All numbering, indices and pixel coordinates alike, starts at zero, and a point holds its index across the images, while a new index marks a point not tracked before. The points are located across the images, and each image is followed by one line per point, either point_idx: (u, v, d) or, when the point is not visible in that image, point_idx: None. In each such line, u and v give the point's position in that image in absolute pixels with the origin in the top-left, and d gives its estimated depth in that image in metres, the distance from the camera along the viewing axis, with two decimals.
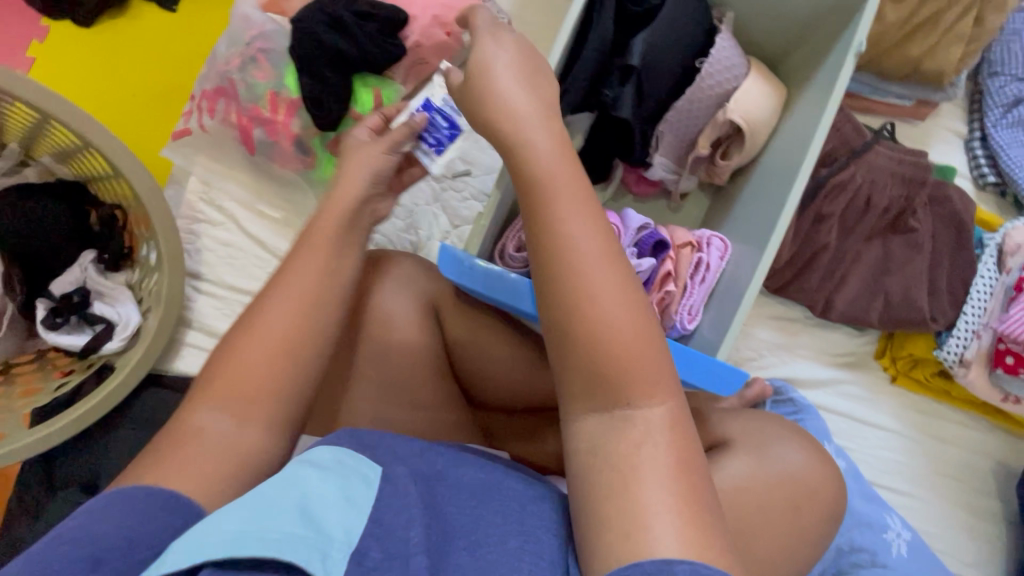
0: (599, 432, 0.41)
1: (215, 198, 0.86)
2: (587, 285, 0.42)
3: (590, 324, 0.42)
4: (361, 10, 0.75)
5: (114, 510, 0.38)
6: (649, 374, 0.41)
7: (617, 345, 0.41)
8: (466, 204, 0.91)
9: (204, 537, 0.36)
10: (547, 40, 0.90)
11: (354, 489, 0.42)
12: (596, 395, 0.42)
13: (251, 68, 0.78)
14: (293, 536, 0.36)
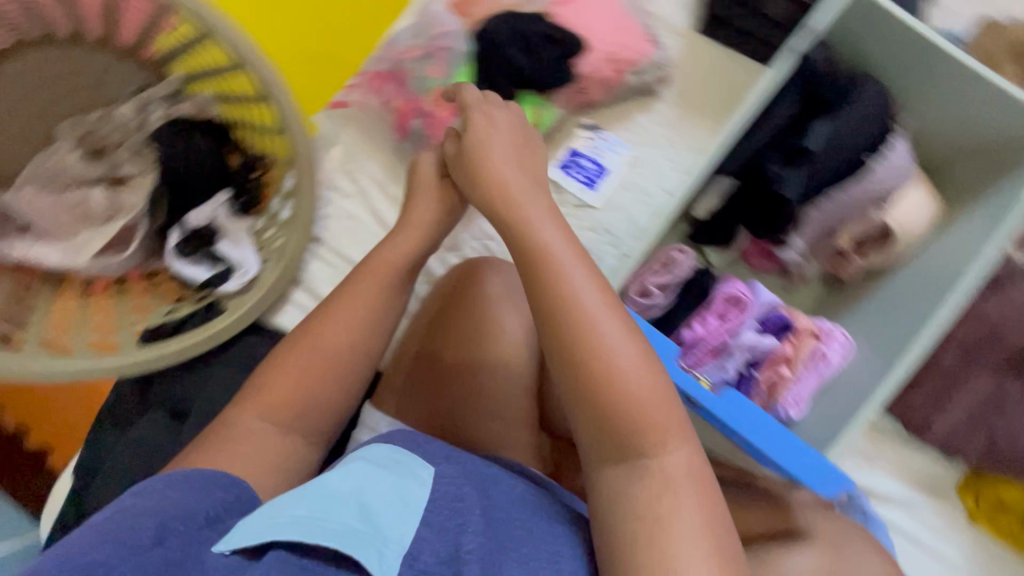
0: (623, 482, 0.51)
1: (352, 171, 0.90)
2: (602, 363, 0.52)
3: (608, 395, 0.51)
4: (549, 31, 0.76)
5: (179, 489, 0.52)
6: (663, 425, 0.51)
7: (646, 416, 0.51)
8: (584, 233, 0.92)
9: (276, 520, 0.48)
10: (698, 97, 0.93)
11: (408, 496, 0.53)
12: (620, 452, 0.52)
13: (427, 62, 0.81)
14: (353, 530, 0.47)
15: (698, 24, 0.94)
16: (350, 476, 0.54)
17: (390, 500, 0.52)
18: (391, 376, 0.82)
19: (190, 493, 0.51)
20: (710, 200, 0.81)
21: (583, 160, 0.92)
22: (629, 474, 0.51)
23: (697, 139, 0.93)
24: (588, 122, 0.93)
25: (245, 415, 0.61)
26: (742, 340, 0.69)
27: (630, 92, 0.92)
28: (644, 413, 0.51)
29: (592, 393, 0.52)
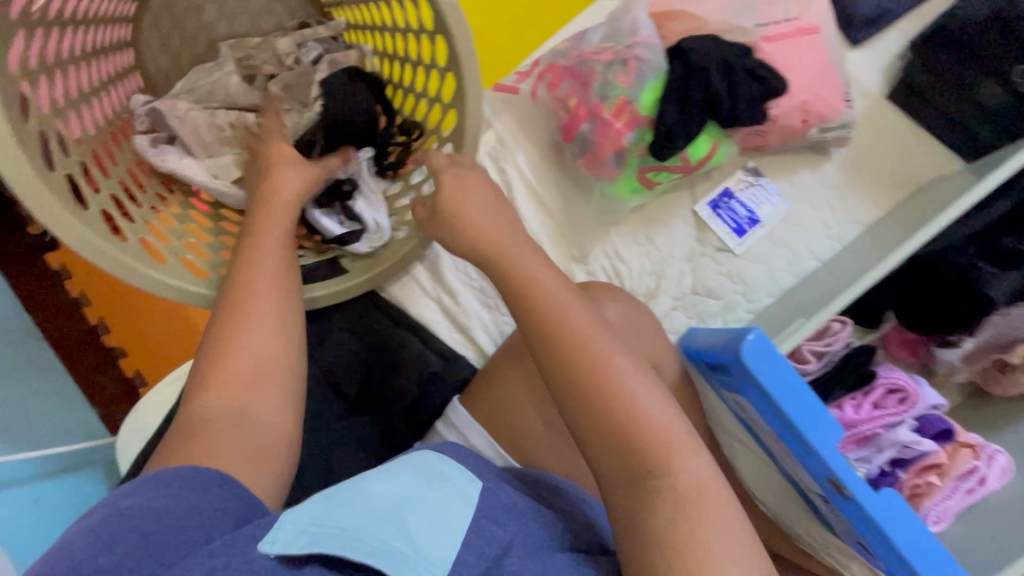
0: (636, 505, 0.48)
1: (501, 158, 0.88)
2: (601, 386, 0.51)
3: (611, 419, 0.50)
4: (755, 67, 0.73)
5: (189, 490, 0.46)
6: (673, 440, 0.50)
7: (656, 434, 0.50)
8: (719, 278, 0.88)
9: (311, 526, 0.45)
10: (876, 166, 0.88)
11: (447, 516, 0.50)
12: (629, 476, 0.49)
13: (616, 69, 0.77)
14: (391, 550, 0.44)
15: (890, 90, 0.89)
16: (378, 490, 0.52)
17: (427, 518, 0.49)
18: (485, 377, 0.75)
19: (201, 495, 0.46)
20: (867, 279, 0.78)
21: (735, 204, 0.88)
22: (643, 499, 0.48)
23: (860, 209, 0.88)
24: (750, 166, 0.88)
25: (206, 406, 0.55)
26: (899, 437, 0.64)
27: (802, 146, 0.87)
28: (660, 436, 0.50)
29: (592, 414, 0.51)
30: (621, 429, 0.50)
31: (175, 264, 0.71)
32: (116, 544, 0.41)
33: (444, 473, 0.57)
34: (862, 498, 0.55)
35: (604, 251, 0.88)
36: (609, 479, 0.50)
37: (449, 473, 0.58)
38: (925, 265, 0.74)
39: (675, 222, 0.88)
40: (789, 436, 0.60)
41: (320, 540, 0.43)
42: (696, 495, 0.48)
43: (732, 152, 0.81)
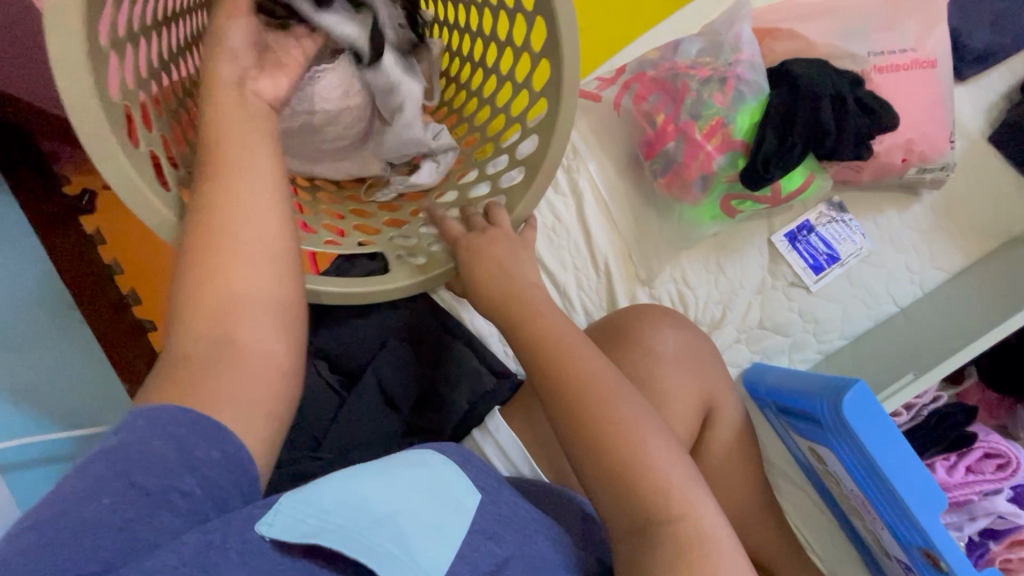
0: (652, 553, 0.49)
1: (573, 169, 0.84)
2: (622, 431, 0.52)
3: (631, 467, 0.51)
4: (865, 102, 0.69)
5: (157, 433, 0.37)
6: (682, 488, 0.51)
7: (661, 480, 0.51)
8: (789, 316, 0.83)
9: (312, 518, 0.40)
10: (966, 213, 0.83)
11: (444, 518, 0.47)
12: (641, 518, 0.50)
13: (713, 87, 0.73)
14: (385, 552, 0.40)
15: (990, 131, 0.83)
16: (381, 481, 0.47)
17: (423, 524, 0.45)
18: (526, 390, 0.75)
19: (181, 439, 0.37)
20: (935, 331, 0.77)
21: (815, 238, 0.83)
22: (648, 540, 0.49)
23: (944, 256, 0.83)
24: (836, 200, 0.83)
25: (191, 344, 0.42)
26: (997, 506, 0.60)
27: (893, 184, 0.82)
28: (668, 486, 0.51)
29: (601, 457, 0.52)
30: (627, 475, 0.51)
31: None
32: (86, 515, 0.34)
33: (443, 480, 0.51)
34: (960, 569, 0.53)
35: (672, 275, 0.83)
36: (615, 518, 0.51)
37: (445, 477, 0.52)
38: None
39: (749, 252, 0.83)
40: (883, 499, 0.57)
41: (314, 530, 0.39)
42: (698, 540, 0.49)
43: (826, 186, 0.77)
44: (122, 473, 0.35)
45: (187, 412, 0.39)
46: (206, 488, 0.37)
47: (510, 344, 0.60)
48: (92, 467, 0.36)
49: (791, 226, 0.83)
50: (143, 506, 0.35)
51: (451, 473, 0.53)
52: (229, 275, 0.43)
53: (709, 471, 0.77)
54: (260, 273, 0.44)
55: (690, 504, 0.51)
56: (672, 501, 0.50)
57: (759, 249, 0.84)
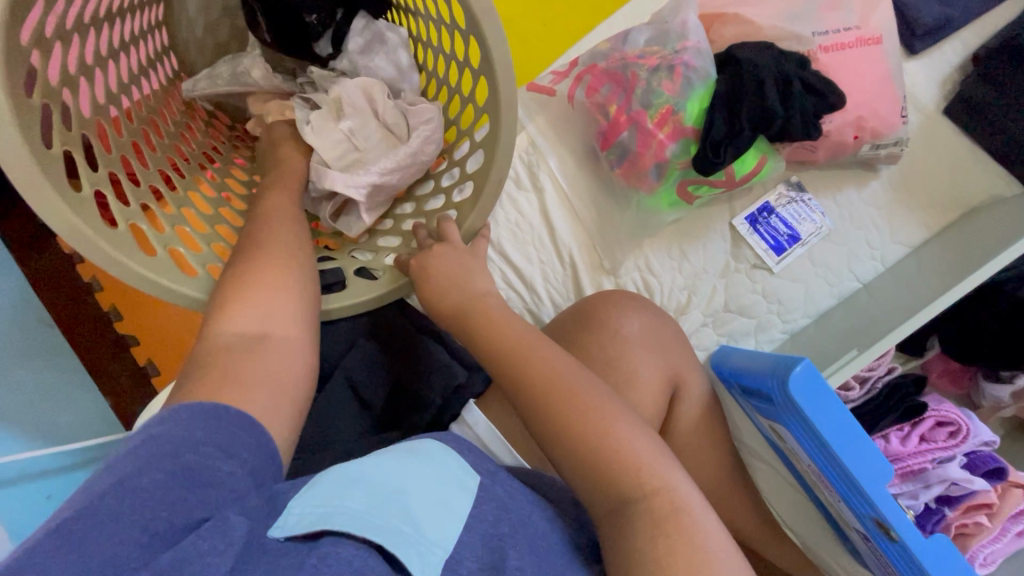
0: (629, 536, 0.50)
1: (534, 163, 0.84)
2: (582, 419, 0.53)
3: (593, 450, 0.52)
4: (811, 82, 0.69)
5: (197, 419, 0.41)
6: (645, 467, 0.52)
7: (628, 460, 0.52)
8: (753, 296, 0.84)
9: (327, 507, 0.42)
10: (926, 186, 0.84)
11: (450, 496, 0.49)
12: (610, 497, 0.52)
13: (662, 76, 0.73)
14: (397, 532, 0.42)
15: (945, 103, 0.84)
16: (392, 465, 0.50)
17: (433, 504, 0.47)
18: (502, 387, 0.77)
19: (210, 430, 0.41)
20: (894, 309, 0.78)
21: (776, 219, 0.84)
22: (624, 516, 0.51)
23: (906, 230, 0.84)
24: (793, 179, 0.84)
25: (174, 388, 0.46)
26: (949, 473, 0.61)
27: (850, 160, 0.83)
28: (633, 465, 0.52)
29: (566, 437, 0.53)
30: (592, 461, 0.52)
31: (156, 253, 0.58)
32: (141, 485, 0.37)
33: (441, 465, 0.52)
34: (908, 537, 0.56)
35: (636, 263, 0.84)
36: (590, 497, 0.53)
37: (444, 461, 0.53)
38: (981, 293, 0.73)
39: (711, 236, 0.84)
40: (834, 471, 0.60)
41: (328, 516, 0.41)
42: (671, 512, 0.50)
43: (779, 167, 0.78)
44: (169, 451, 0.39)
45: (228, 407, 0.43)
46: (245, 469, 0.41)
47: (474, 341, 0.61)
48: (143, 449, 0.39)
49: (752, 207, 0.84)
50: (189, 479, 0.38)
51: (440, 454, 0.55)
52: (260, 290, 0.53)
53: (687, 454, 0.79)
54: (284, 291, 0.55)
55: (661, 479, 0.52)
56: (642, 480, 0.51)
57: (721, 234, 0.85)
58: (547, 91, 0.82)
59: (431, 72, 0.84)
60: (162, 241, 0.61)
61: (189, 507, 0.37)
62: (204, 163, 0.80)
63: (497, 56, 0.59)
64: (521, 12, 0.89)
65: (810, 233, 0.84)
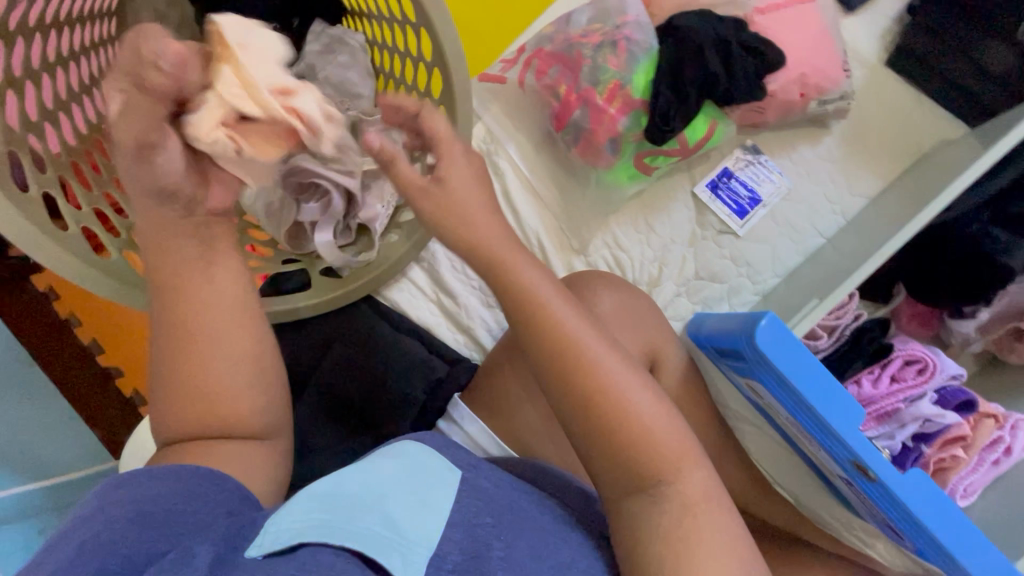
0: (645, 516, 0.48)
1: (492, 151, 0.84)
2: (624, 423, 0.48)
3: (633, 452, 0.48)
4: (750, 44, 0.71)
5: (154, 479, 0.44)
6: (677, 460, 0.49)
7: (663, 455, 0.49)
8: (722, 262, 0.85)
9: (296, 522, 0.43)
10: (878, 136, 0.85)
11: (430, 494, 0.49)
12: (638, 487, 0.49)
13: (607, 52, 0.75)
14: (374, 534, 0.43)
15: (887, 55, 0.86)
16: (366, 477, 0.51)
17: (410, 505, 0.48)
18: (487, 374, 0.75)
19: (166, 484, 0.44)
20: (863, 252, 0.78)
21: (735, 183, 0.85)
22: (632, 482, 0.49)
23: (864, 182, 0.85)
24: (749, 143, 0.86)
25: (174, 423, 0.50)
26: (921, 410, 0.62)
27: (801, 119, 0.85)
28: (637, 425, 0.49)
29: (592, 410, 0.48)
30: (629, 459, 0.49)
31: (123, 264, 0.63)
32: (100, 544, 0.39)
33: (422, 466, 0.54)
34: (886, 478, 0.56)
35: (604, 241, 0.85)
36: (594, 461, 0.50)
37: (424, 461, 0.54)
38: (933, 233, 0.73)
39: (675, 206, 0.85)
40: (810, 421, 0.60)
41: (301, 529, 0.42)
42: (668, 471, 0.49)
43: (731, 131, 0.79)
44: (125, 510, 0.41)
45: (184, 466, 0.46)
46: (208, 509, 0.44)
47: None
48: (103, 512, 0.42)
49: (712, 172, 0.86)
50: (149, 525, 0.41)
51: (416, 455, 0.55)
52: (211, 380, 0.50)
53: None
54: (236, 364, 0.52)
55: (676, 446, 0.49)
56: (653, 447, 0.49)
57: (686, 204, 0.86)
58: (496, 79, 0.83)
59: (387, 73, 0.85)
60: (117, 246, 0.66)
61: (157, 548, 0.40)
62: None
63: (436, 44, 0.60)
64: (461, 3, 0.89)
65: (769, 195, 0.85)
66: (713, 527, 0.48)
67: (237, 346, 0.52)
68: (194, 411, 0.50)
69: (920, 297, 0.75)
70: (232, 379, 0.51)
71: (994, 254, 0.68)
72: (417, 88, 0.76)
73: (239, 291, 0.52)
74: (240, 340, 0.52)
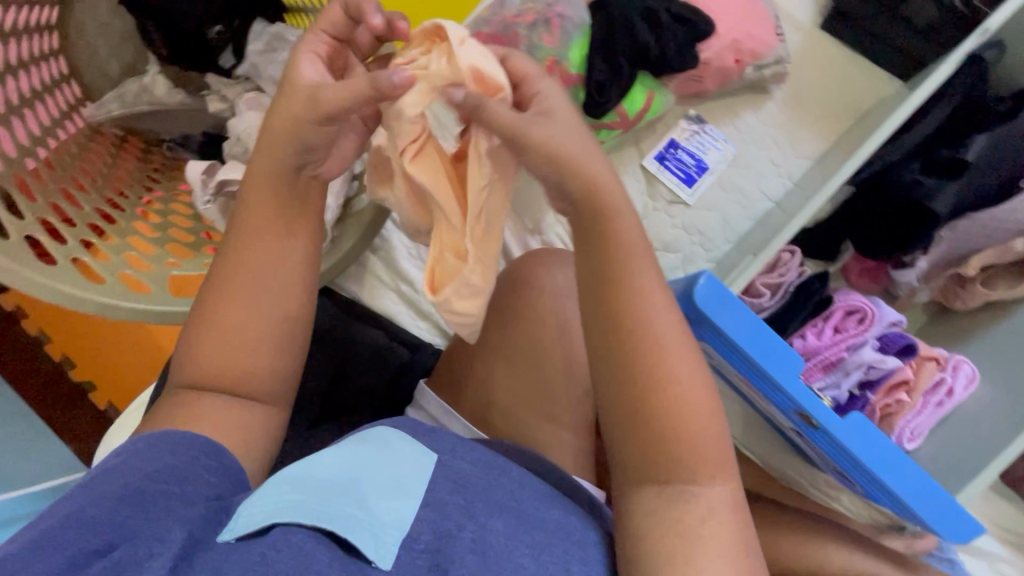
0: (657, 505, 0.46)
1: None
2: (672, 404, 0.46)
3: (673, 435, 0.46)
4: (678, 12, 0.75)
5: (149, 450, 0.45)
6: (710, 453, 0.46)
7: (699, 443, 0.46)
8: (675, 232, 0.86)
9: (271, 504, 0.43)
10: (818, 98, 0.87)
11: (407, 477, 0.49)
12: (660, 469, 0.46)
13: (541, 30, 0.75)
14: (348, 516, 0.43)
15: (821, 18, 0.88)
16: (344, 454, 0.51)
17: (385, 486, 0.48)
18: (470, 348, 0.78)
19: (158, 458, 0.44)
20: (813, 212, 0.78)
21: (682, 154, 0.86)
22: (647, 463, 0.46)
23: (808, 144, 0.86)
24: (692, 113, 0.87)
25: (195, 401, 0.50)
26: (863, 357, 0.64)
27: (741, 86, 0.86)
28: (673, 396, 0.46)
29: (644, 385, 0.46)
30: (665, 445, 0.46)
31: (68, 268, 0.64)
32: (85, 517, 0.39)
33: (397, 449, 0.53)
34: (828, 425, 0.57)
35: (557, 219, 0.86)
36: (622, 433, 0.47)
37: (401, 446, 0.54)
38: (867, 185, 0.74)
39: (625, 180, 0.87)
40: (756, 376, 0.61)
41: (279, 510, 0.42)
42: (690, 454, 0.46)
43: (670, 101, 0.81)
44: (114, 484, 0.42)
45: (185, 433, 0.47)
46: (197, 491, 0.44)
47: None
48: (96, 484, 0.42)
49: (659, 144, 0.87)
50: (136, 498, 0.41)
51: (382, 440, 0.55)
52: (239, 357, 0.50)
53: None
54: (262, 352, 0.51)
55: (710, 434, 0.47)
56: (679, 424, 0.46)
57: (636, 177, 0.87)
58: None
59: None
60: (65, 253, 0.66)
61: (144, 518, 0.41)
62: (145, 195, 0.85)
63: None
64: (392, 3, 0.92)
65: (716, 162, 0.86)
66: (713, 509, 0.45)
67: (271, 333, 0.51)
68: (212, 377, 0.50)
69: (868, 251, 0.76)
70: (258, 366, 0.51)
71: (919, 200, 0.69)
72: None
73: (271, 286, 0.51)
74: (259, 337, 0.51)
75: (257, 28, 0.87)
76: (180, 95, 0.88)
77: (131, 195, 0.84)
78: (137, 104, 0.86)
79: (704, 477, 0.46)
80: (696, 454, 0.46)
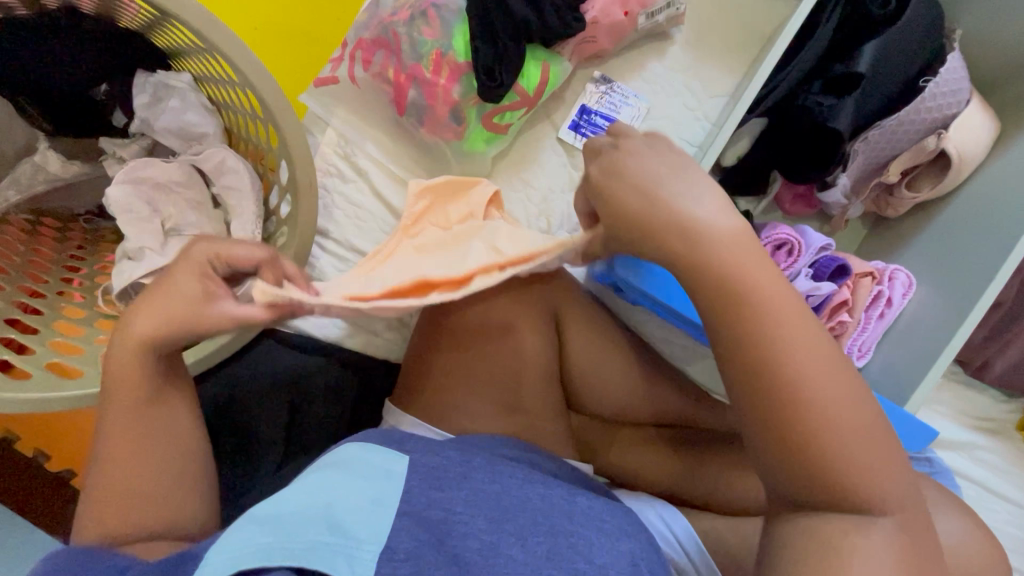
0: (817, 527, 0.36)
1: (350, 153, 0.85)
2: (821, 417, 0.37)
3: (831, 458, 0.36)
4: None
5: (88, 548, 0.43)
6: (878, 470, 0.37)
7: (863, 458, 0.36)
8: None
9: (231, 549, 0.39)
10: (720, 30, 0.85)
11: (382, 493, 0.46)
12: (820, 495, 0.37)
13: (419, 24, 0.76)
14: (318, 545, 0.40)
15: None
16: (321, 484, 0.47)
17: (359, 506, 0.44)
18: (434, 333, 0.71)
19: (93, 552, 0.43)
20: (741, 146, 0.77)
21: (597, 118, 0.84)
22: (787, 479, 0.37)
23: (719, 81, 0.84)
24: (597, 75, 0.85)
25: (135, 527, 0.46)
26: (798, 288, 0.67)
27: (640, 37, 0.85)
28: (822, 405, 0.37)
29: (782, 412, 0.37)
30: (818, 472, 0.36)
31: None
32: None
33: (367, 465, 0.49)
34: None
35: None
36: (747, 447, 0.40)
37: (371, 462, 0.50)
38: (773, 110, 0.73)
39: (546, 157, 0.84)
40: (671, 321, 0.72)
41: (243, 554, 0.39)
42: (856, 475, 0.36)
43: (567, 68, 0.80)
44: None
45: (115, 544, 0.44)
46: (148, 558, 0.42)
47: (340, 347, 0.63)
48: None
49: (571, 113, 0.85)
50: None
51: (355, 464, 0.50)
52: (127, 482, 0.47)
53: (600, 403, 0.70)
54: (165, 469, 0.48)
55: (857, 431, 0.37)
56: (833, 430, 0.36)
57: (557, 150, 0.85)
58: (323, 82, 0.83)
59: (221, 104, 0.82)
60: None
61: None
62: (67, 276, 0.82)
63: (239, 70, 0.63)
64: (264, 46, 0.92)
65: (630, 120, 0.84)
66: (875, 532, 0.35)
67: (157, 446, 0.48)
68: (123, 509, 0.46)
69: (790, 176, 0.76)
70: (153, 478, 0.47)
71: (819, 119, 0.68)
72: (257, 116, 0.75)
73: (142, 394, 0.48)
74: (137, 453, 0.47)
75: (138, 79, 0.79)
76: (78, 167, 0.83)
77: (53, 279, 0.81)
78: (34, 184, 0.81)
79: (885, 499, 0.36)
80: (857, 452, 0.36)
